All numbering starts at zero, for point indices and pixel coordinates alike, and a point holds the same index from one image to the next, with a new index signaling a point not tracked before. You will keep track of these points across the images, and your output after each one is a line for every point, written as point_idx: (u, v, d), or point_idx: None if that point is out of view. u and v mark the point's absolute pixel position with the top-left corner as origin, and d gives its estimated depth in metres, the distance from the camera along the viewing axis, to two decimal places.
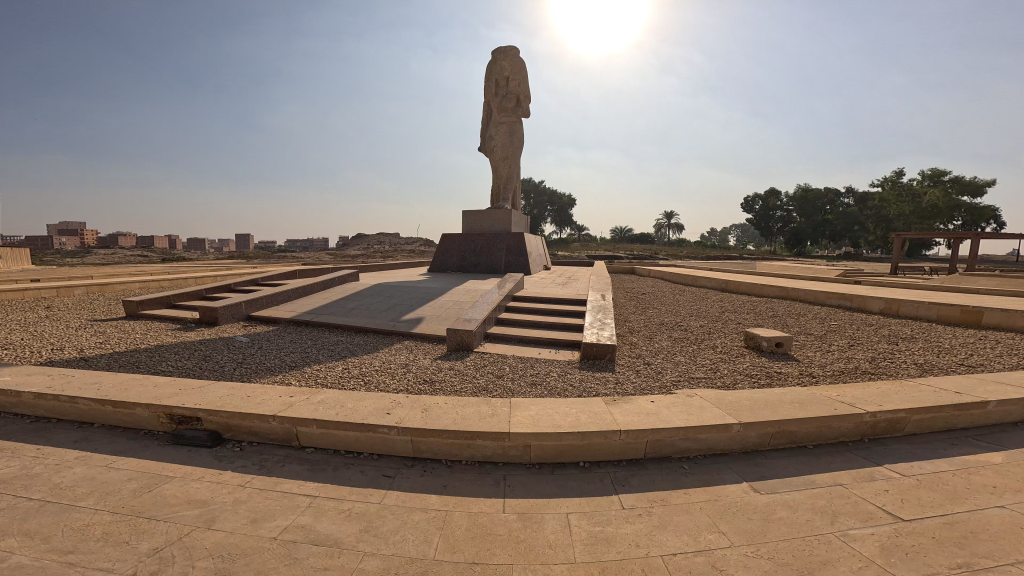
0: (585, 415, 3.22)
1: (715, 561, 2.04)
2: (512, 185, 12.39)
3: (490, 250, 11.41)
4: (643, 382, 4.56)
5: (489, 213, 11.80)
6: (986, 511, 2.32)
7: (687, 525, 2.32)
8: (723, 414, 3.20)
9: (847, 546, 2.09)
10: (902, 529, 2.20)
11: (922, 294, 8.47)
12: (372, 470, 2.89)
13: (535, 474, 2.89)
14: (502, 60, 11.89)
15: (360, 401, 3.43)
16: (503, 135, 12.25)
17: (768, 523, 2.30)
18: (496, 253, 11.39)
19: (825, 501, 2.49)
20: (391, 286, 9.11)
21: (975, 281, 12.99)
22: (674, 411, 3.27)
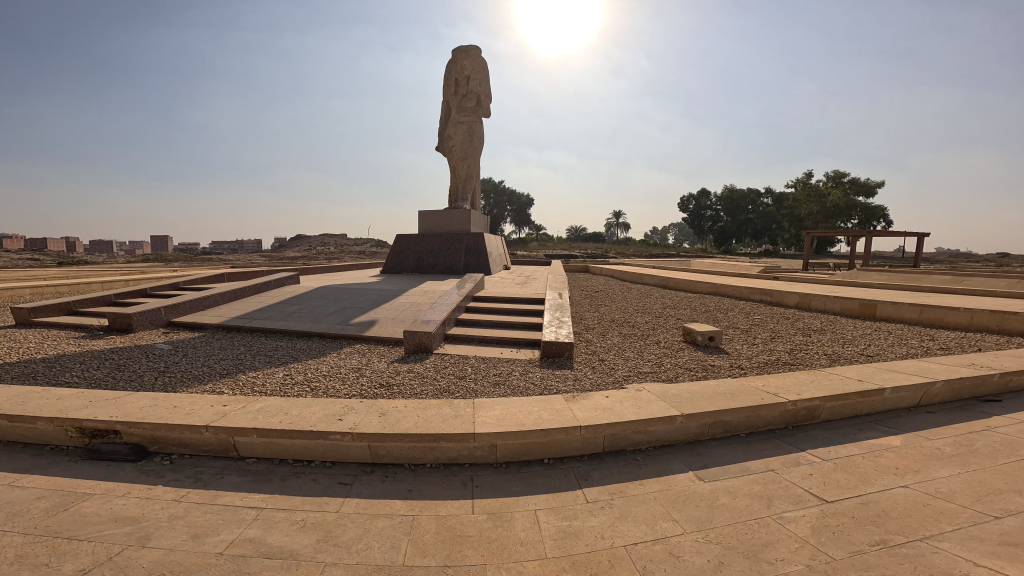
0: (540, 412, 3.31)
1: (669, 548, 2.18)
2: (471, 185, 12.38)
3: (450, 250, 11.36)
4: (596, 378, 4.73)
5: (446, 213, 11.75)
6: (898, 488, 2.62)
7: (645, 515, 2.47)
8: (667, 406, 3.40)
9: (784, 528, 2.29)
10: (827, 510, 2.43)
11: (837, 290, 9.24)
12: (324, 478, 2.84)
13: (502, 473, 2.95)
14: (462, 59, 11.89)
15: (307, 408, 3.34)
16: (462, 134, 12.20)
17: (713, 510, 2.49)
18: (457, 253, 11.39)
19: (761, 486, 2.72)
20: (333, 288, 8.86)
21: (869, 275, 14.51)
22: (626, 406, 3.43)
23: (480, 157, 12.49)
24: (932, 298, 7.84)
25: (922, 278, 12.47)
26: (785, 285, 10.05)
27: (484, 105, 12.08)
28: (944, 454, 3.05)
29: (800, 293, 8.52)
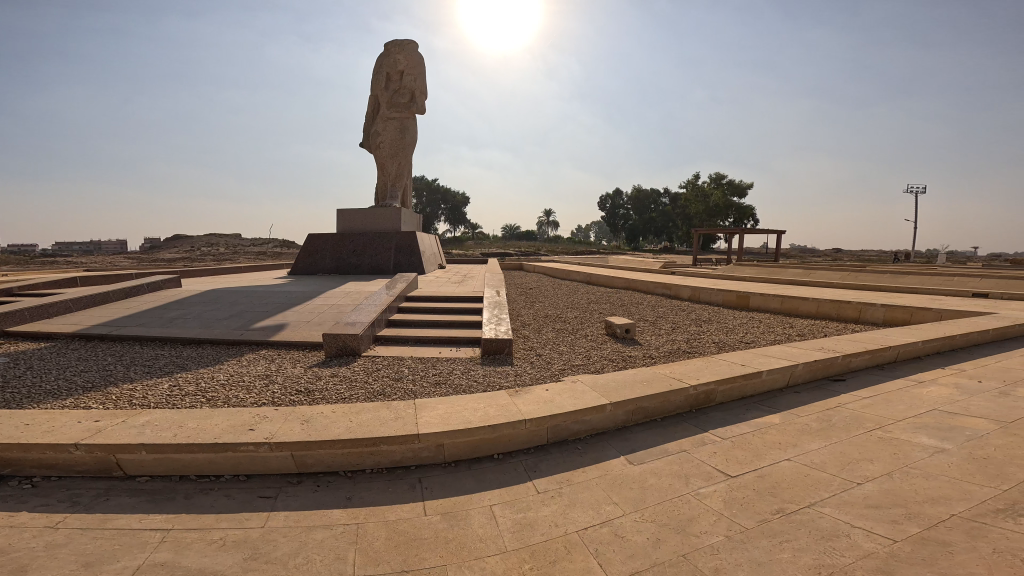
0: (486, 408, 2.92)
1: (617, 528, 2.00)
2: (400, 182, 11.99)
3: (378, 250, 10.89)
4: (536, 372, 4.67)
5: (372, 213, 11.39)
6: (786, 458, 2.52)
7: (590, 499, 2.25)
8: (595, 395, 3.13)
9: (699, 503, 2.14)
10: (733, 484, 2.29)
11: (737, 283, 9.66)
12: (241, 493, 2.33)
13: (454, 473, 2.59)
14: (397, 54, 11.62)
15: (207, 419, 2.70)
16: (394, 130, 11.83)
17: (643, 490, 2.31)
18: (386, 252, 10.93)
19: (678, 465, 2.55)
20: (224, 292, 7.98)
21: (739, 270, 15.92)
22: (566, 395, 3.14)
23: (411, 154, 12.17)
24: (819, 290, 8.38)
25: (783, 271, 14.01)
26: (682, 279, 10.74)
27: (419, 101, 11.74)
28: (820, 422, 2.96)
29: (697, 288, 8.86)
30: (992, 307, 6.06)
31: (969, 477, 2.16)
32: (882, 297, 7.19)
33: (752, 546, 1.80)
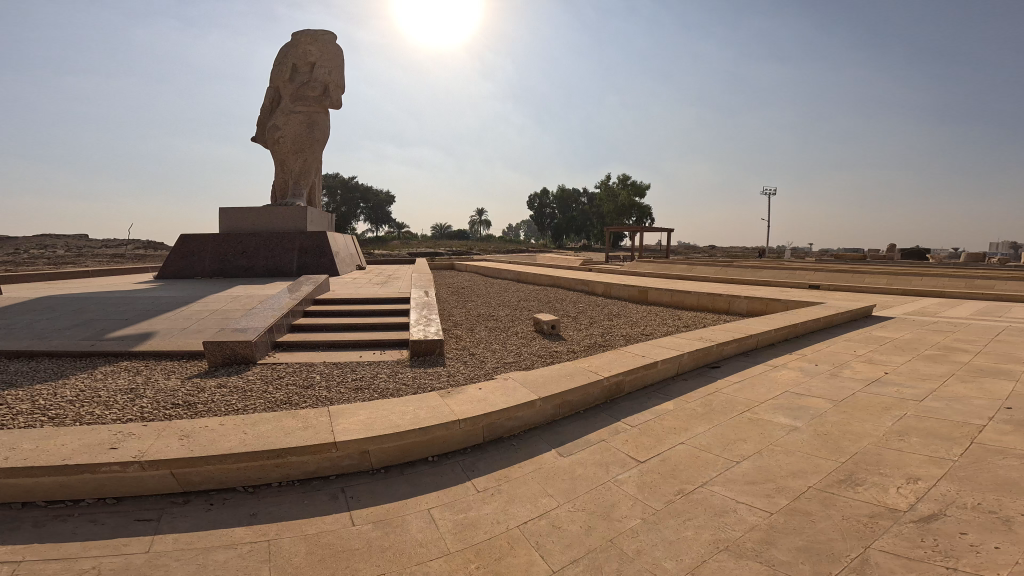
0: (417, 409, 2.45)
1: (554, 519, 1.78)
2: (307, 178, 10.56)
3: None
4: (468, 372, 3.57)
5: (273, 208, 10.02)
6: (680, 440, 2.31)
7: (526, 492, 1.99)
8: (524, 390, 2.74)
9: (624, 489, 1.94)
10: (646, 468, 2.09)
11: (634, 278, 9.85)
12: (112, 518, 1.80)
13: (383, 479, 2.15)
14: (307, 44, 10.46)
15: (57, 436, 2.07)
16: (300, 123, 10.49)
17: (573, 480, 2.07)
18: None
19: (606, 451, 2.31)
20: (94, 288, 6.75)
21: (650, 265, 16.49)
22: (498, 392, 2.71)
23: (320, 150, 10.84)
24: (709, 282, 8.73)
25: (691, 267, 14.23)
26: (607, 279, 10.78)
27: (332, 94, 10.65)
28: (709, 401, 2.73)
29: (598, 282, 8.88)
30: (846, 297, 6.63)
31: (818, 451, 1.97)
32: (758, 289, 7.59)
33: (663, 526, 1.65)
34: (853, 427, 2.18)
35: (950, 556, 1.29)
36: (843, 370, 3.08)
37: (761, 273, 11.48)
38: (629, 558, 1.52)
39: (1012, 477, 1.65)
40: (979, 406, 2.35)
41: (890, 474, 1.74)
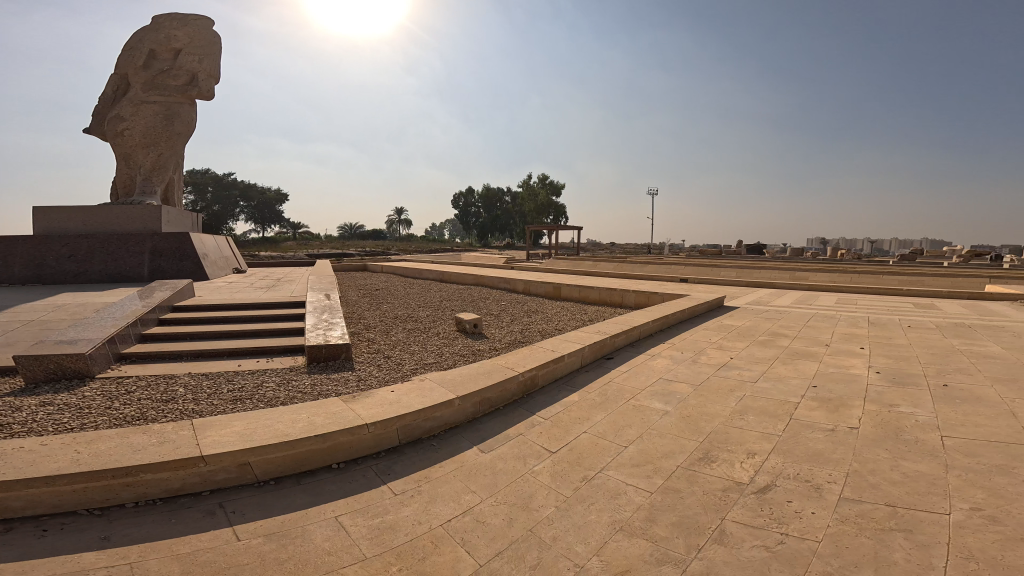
0: (310, 416, 1.92)
1: (478, 515, 1.57)
2: (161, 177, 7.79)
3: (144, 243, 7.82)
4: (381, 373, 3.23)
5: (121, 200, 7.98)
6: (583, 428, 2.23)
7: (449, 489, 1.73)
8: (439, 386, 2.32)
9: (547, 482, 1.77)
10: (563, 458, 1.96)
11: (525, 275, 10.02)
12: None
13: (274, 491, 1.66)
14: (169, 25, 7.77)
15: None
16: (154, 116, 7.70)
17: (495, 474, 1.84)
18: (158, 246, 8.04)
19: (529, 442, 2.10)
20: None
21: (570, 263, 16.64)
22: (410, 391, 2.27)
23: (181, 149, 8.05)
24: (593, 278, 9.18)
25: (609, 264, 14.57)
26: (525, 275, 10.58)
27: (203, 83, 8.04)
28: (603, 391, 2.73)
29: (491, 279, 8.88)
30: (703, 290, 7.40)
31: (680, 434, 2.13)
32: (634, 283, 8.17)
33: (573, 512, 1.58)
34: (711, 409, 2.38)
35: (783, 522, 1.44)
36: (700, 356, 3.40)
37: (640, 269, 12.38)
38: (547, 546, 1.41)
39: (820, 448, 1.92)
40: (795, 384, 2.73)
41: (736, 451, 1.92)
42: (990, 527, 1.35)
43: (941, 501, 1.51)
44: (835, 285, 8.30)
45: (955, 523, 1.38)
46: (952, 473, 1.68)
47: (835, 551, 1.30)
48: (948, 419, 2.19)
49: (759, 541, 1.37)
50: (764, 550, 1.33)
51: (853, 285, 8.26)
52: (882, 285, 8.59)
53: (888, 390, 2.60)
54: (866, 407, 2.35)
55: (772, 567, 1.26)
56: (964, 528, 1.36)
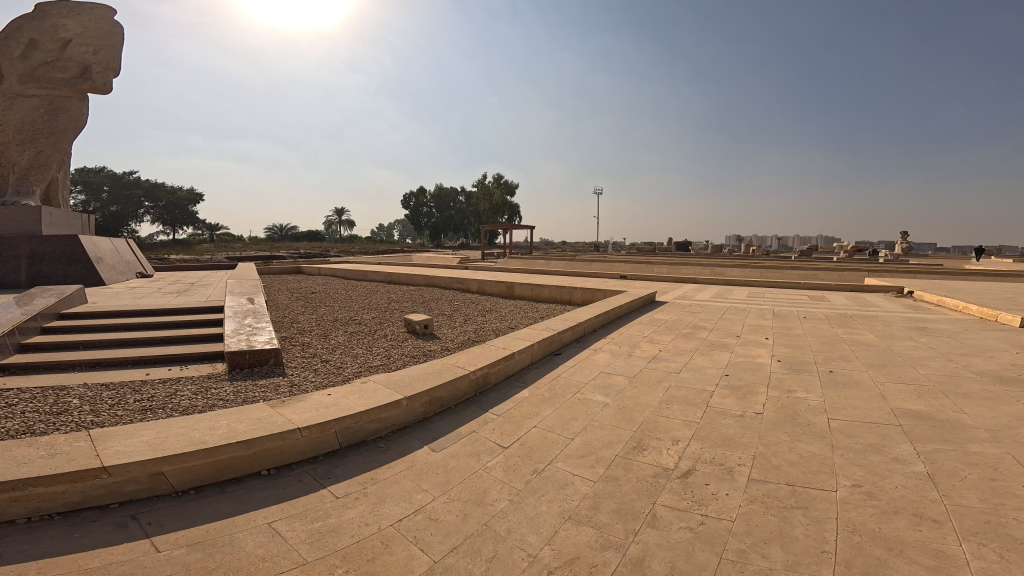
0: (231, 423, 1.80)
1: (430, 512, 1.50)
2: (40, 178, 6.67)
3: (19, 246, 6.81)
4: (319, 377, 3.06)
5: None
6: (534, 423, 2.20)
7: (400, 487, 1.63)
8: (384, 388, 2.23)
9: (502, 476, 1.72)
10: (517, 452, 1.91)
11: (463, 273, 9.97)
12: None
13: (195, 500, 1.55)
14: (57, 12, 6.66)
15: None
16: (34, 112, 6.56)
17: (449, 470, 1.76)
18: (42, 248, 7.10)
19: (484, 438, 2.03)
20: None
21: (521, 263, 16.64)
22: (350, 393, 2.16)
23: (67, 148, 6.95)
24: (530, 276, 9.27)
25: (558, 262, 14.71)
26: (475, 273, 10.50)
27: (99, 78, 7.03)
28: (554, 387, 2.72)
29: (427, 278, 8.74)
30: (632, 285, 7.70)
31: (631, 426, 2.15)
32: (569, 280, 8.35)
33: (526, 504, 1.55)
34: (647, 400, 2.47)
35: (703, 504, 1.52)
36: (635, 350, 3.52)
37: (575, 267, 12.67)
38: (502, 538, 1.38)
39: (732, 433, 2.04)
40: (710, 374, 2.90)
41: (663, 439, 2.00)
42: (867, 502, 1.49)
43: (830, 478, 1.66)
44: (747, 280, 8.95)
45: (842, 499, 1.51)
46: (841, 452, 1.85)
47: (745, 529, 1.38)
48: (835, 402, 2.41)
49: (684, 523, 1.43)
50: (689, 531, 1.39)
51: (763, 280, 8.94)
52: (788, 280, 9.36)
53: (787, 377, 2.83)
54: (767, 392, 2.55)
55: (696, 547, 1.32)
56: (848, 502, 1.50)
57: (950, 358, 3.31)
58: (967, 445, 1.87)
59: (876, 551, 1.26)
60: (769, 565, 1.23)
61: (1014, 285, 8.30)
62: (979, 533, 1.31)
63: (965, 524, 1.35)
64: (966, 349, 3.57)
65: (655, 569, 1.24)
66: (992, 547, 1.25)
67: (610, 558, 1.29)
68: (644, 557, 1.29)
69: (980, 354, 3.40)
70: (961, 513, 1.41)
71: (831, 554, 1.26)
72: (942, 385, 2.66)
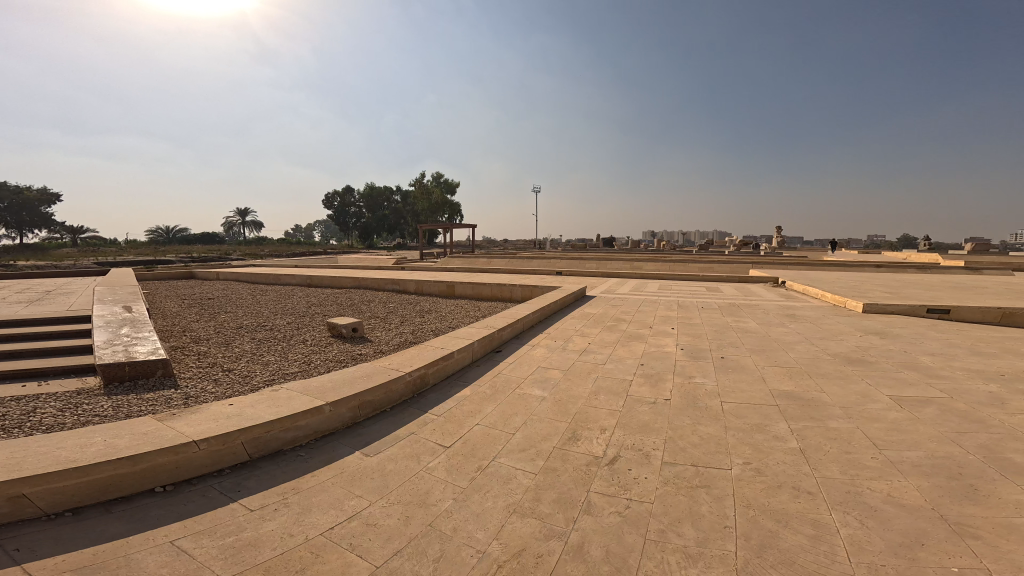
0: (109, 439, 1.60)
1: (367, 517, 1.43)
2: None
3: None
4: (222, 388, 2.78)
5: None
6: (476, 421, 2.19)
7: (332, 495, 1.55)
8: (304, 395, 2.10)
9: (441, 476, 1.68)
10: (457, 451, 1.87)
11: (389, 272, 9.72)
12: None
13: (74, 523, 1.38)
14: None
15: None
16: None
17: (385, 473, 1.69)
18: None
19: (422, 440, 1.98)
20: None
21: (453, 262, 16.52)
22: (262, 402, 2.01)
23: None
24: (458, 274, 9.24)
25: (489, 261, 14.75)
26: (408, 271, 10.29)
27: None
28: (495, 385, 2.71)
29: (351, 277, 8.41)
30: (557, 280, 7.90)
31: (568, 420, 2.17)
32: (496, 277, 8.39)
33: (471, 501, 1.52)
34: (579, 392, 2.53)
35: (628, 488, 1.58)
36: (567, 343, 3.61)
37: (505, 264, 12.78)
38: (448, 537, 1.34)
39: (646, 419, 2.15)
40: (629, 364, 3.04)
41: (594, 429, 2.06)
42: (756, 478, 1.62)
43: (724, 457, 1.79)
44: (651, 273, 9.48)
45: (736, 476, 1.64)
46: (733, 433, 1.99)
47: (662, 509, 1.46)
48: (725, 386, 2.61)
49: (613, 507, 1.47)
50: (618, 516, 1.43)
51: (669, 273, 9.51)
52: (691, 272, 10.02)
53: (688, 365, 3.02)
54: (671, 379, 2.73)
55: (625, 530, 1.36)
56: (741, 479, 1.62)
57: (812, 341, 3.71)
58: (827, 422, 2.09)
59: (767, 523, 1.37)
60: (683, 543, 1.30)
61: (867, 274, 9.50)
62: (843, 501, 1.46)
63: (831, 494, 1.51)
64: (824, 333, 4.03)
65: (593, 555, 1.27)
66: (853, 515, 1.39)
67: (553, 547, 1.29)
68: (584, 543, 1.31)
69: (833, 337, 3.84)
70: (829, 484, 1.56)
71: (732, 528, 1.35)
72: (806, 367, 2.97)
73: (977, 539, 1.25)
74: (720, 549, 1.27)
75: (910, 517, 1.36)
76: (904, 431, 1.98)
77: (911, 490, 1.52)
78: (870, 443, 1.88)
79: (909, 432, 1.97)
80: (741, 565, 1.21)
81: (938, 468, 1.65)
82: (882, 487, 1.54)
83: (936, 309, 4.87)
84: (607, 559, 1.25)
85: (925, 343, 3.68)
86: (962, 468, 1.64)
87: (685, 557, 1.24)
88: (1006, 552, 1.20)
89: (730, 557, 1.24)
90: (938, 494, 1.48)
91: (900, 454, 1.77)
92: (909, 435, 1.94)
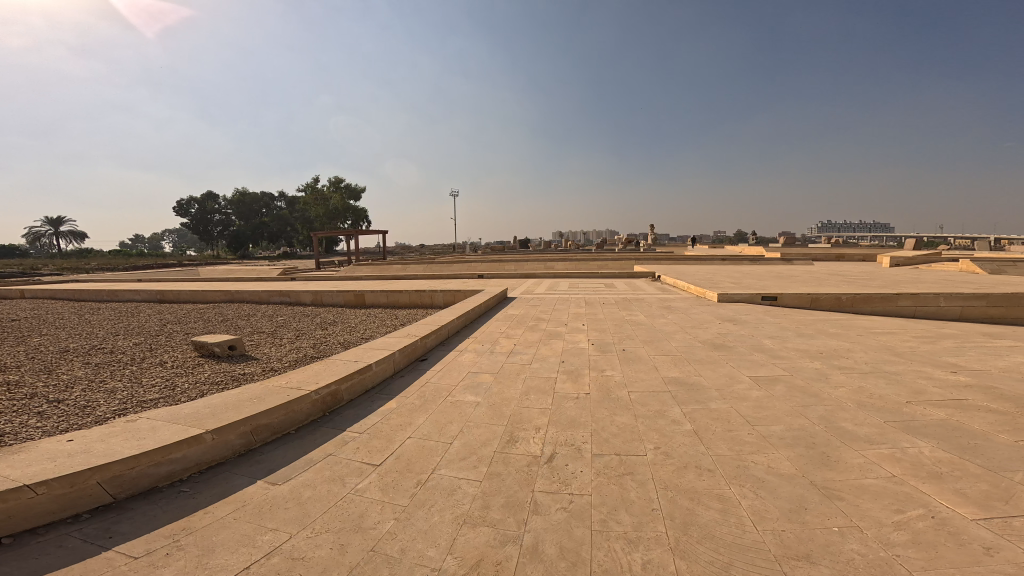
0: None
1: (292, 552, 1.33)
2: None
3: None
4: (51, 419, 2.34)
5: None
6: (407, 434, 2.13)
7: (243, 532, 1.42)
8: (181, 423, 1.88)
9: (367, 499, 1.59)
10: (388, 469, 1.80)
11: (280, 284, 9.02)
12: None
13: None
14: None
15: None
16: None
17: (306, 501, 1.59)
18: None
19: (343, 462, 1.88)
20: None
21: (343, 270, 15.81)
22: (123, 435, 1.76)
23: None
24: (363, 283, 8.88)
25: (380, 269, 14.36)
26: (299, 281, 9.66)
27: None
28: (419, 395, 2.65)
29: (231, 290, 7.67)
30: (470, 283, 7.91)
31: (492, 424, 2.17)
32: (406, 283, 8.21)
33: (414, 518, 1.46)
34: (512, 394, 2.55)
35: (567, 483, 1.62)
36: (493, 346, 3.64)
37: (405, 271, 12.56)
38: (397, 560, 1.28)
39: (572, 415, 2.21)
40: (549, 362, 3.10)
41: (528, 429, 2.09)
42: (667, 460, 1.72)
43: (640, 443, 1.88)
44: (556, 272, 9.76)
45: (651, 460, 1.73)
46: (640, 421, 2.10)
47: (600, 500, 1.50)
48: (629, 376, 2.75)
49: (558, 504, 1.50)
50: (565, 511, 1.46)
51: (572, 271, 9.85)
52: (590, 270, 10.46)
53: (598, 359, 3.14)
54: (587, 374, 2.82)
55: (573, 524, 1.38)
56: (656, 463, 1.71)
57: (684, 330, 4.01)
58: (708, 404, 2.27)
59: (684, 502, 1.46)
60: (623, 529, 1.35)
61: (728, 266, 10.54)
62: (737, 475, 1.60)
63: (726, 469, 1.64)
64: (693, 322, 4.37)
65: (547, 553, 1.27)
66: (748, 487, 1.52)
67: (510, 552, 1.28)
68: (538, 542, 1.31)
69: (700, 325, 4.19)
70: (722, 461, 1.70)
71: (659, 510, 1.42)
72: (683, 355, 3.20)
73: (843, 500, 1.42)
74: (654, 530, 1.33)
75: (790, 485, 1.51)
76: (767, 407, 2.19)
77: (784, 460, 1.68)
78: (746, 420, 2.06)
79: (770, 408, 2.18)
80: (673, 544, 1.27)
81: (799, 439, 1.84)
82: (763, 460, 1.69)
83: (768, 296, 5.48)
84: (562, 555, 1.26)
85: (764, 327, 4.11)
86: (814, 438, 1.85)
87: (628, 543, 1.28)
88: (866, 510, 1.37)
89: (663, 537, 1.30)
90: (809, 461, 1.66)
91: (768, 429, 1.96)
92: (772, 410, 2.16)
